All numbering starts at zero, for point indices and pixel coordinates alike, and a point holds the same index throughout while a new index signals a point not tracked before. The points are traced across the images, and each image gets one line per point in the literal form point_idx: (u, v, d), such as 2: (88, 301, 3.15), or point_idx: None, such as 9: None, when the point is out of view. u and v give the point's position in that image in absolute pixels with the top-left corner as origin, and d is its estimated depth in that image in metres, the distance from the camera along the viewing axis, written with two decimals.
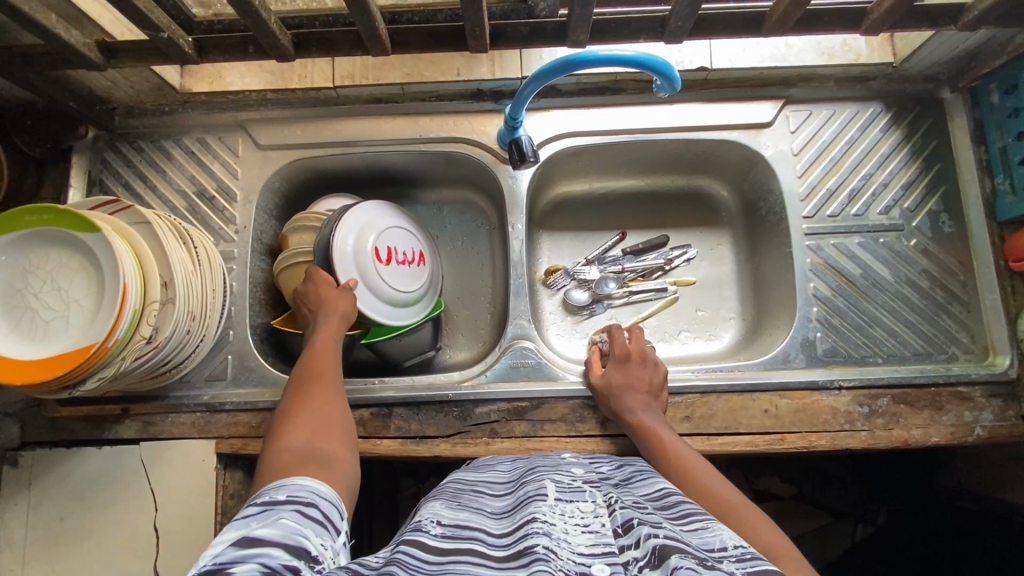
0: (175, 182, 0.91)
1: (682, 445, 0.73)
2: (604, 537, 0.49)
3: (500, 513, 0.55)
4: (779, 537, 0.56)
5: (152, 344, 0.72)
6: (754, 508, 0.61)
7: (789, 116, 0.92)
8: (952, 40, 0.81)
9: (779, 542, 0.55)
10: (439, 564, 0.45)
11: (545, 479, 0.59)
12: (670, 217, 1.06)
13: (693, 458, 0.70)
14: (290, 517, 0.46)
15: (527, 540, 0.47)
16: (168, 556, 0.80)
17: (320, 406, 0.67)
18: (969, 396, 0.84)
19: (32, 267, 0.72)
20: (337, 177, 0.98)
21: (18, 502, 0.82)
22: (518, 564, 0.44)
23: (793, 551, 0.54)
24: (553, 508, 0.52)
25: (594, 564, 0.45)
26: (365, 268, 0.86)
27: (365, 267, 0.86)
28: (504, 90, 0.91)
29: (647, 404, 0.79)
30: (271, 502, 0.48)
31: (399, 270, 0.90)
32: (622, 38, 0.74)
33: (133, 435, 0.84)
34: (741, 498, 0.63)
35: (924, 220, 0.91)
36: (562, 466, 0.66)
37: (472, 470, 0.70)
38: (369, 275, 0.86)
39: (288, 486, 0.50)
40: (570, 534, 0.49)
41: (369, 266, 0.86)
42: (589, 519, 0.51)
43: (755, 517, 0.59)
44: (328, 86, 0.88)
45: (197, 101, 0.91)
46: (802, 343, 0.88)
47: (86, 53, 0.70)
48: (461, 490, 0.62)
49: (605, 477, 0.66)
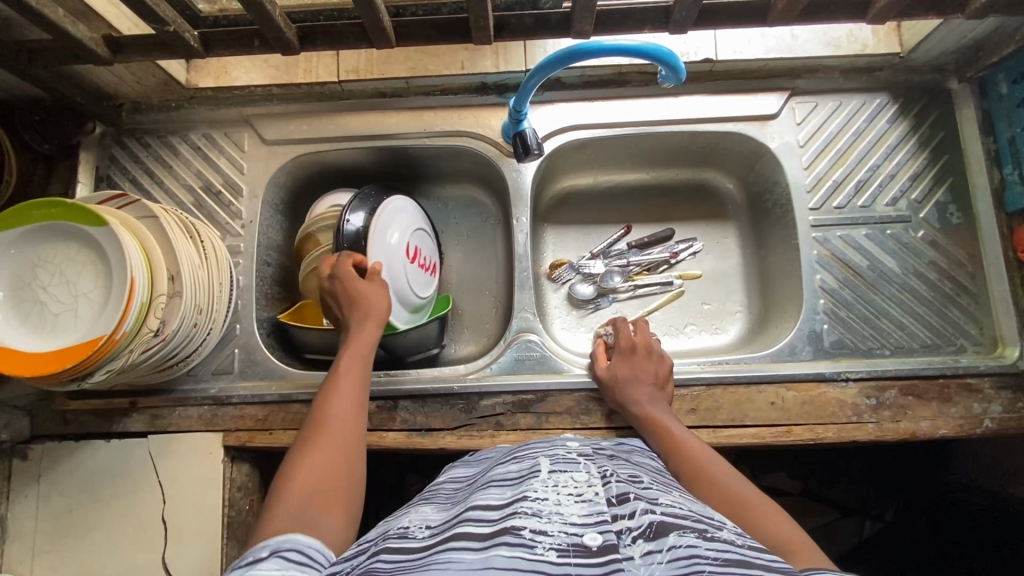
0: (181, 177, 0.92)
1: (690, 436, 0.73)
2: (598, 506, 0.49)
3: (494, 485, 0.55)
4: (793, 530, 0.56)
5: (159, 336, 0.72)
6: (767, 499, 0.61)
7: (795, 108, 0.92)
8: (959, 30, 0.81)
9: (794, 535, 0.55)
10: (423, 557, 0.45)
11: (539, 456, 0.60)
12: (675, 211, 1.05)
13: (700, 449, 0.69)
14: (271, 567, 0.46)
15: (512, 519, 0.46)
16: (175, 548, 0.81)
17: (343, 442, 0.66)
18: (978, 388, 0.83)
19: (41, 261, 0.72)
20: (342, 171, 0.99)
21: (28, 494, 0.83)
22: (503, 541, 0.44)
23: (809, 544, 0.54)
24: (547, 483, 0.53)
25: (586, 534, 0.45)
26: (394, 264, 0.87)
27: (394, 262, 0.87)
28: (509, 83, 0.91)
29: (656, 400, 0.78)
30: (254, 561, 0.47)
31: (415, 273, 0.91)
32: (626, 29, 0.73)
33: (141, 428, 0.85)
34: (753, 491, 0.62)
35: (932, 211, 0.90)
36: (556, 440, 0.66)
37: (470, 463, 0.71)
38: (397, 271, 0.87)
39: (273, 543, 0.50)
40: (563, 505, 0.49)
41: (398, 262, 0.88)
42: (583, 488, 0.52)
43: (766, 510, 0.59)
44: (333, 81, 0.90)
45: (203, 96, 0.92)
46: (808, 335, 0.87)
47: (92, 48, 0.70)
48: (459, 488, 0.62)
49: (601, 448, 0.67)
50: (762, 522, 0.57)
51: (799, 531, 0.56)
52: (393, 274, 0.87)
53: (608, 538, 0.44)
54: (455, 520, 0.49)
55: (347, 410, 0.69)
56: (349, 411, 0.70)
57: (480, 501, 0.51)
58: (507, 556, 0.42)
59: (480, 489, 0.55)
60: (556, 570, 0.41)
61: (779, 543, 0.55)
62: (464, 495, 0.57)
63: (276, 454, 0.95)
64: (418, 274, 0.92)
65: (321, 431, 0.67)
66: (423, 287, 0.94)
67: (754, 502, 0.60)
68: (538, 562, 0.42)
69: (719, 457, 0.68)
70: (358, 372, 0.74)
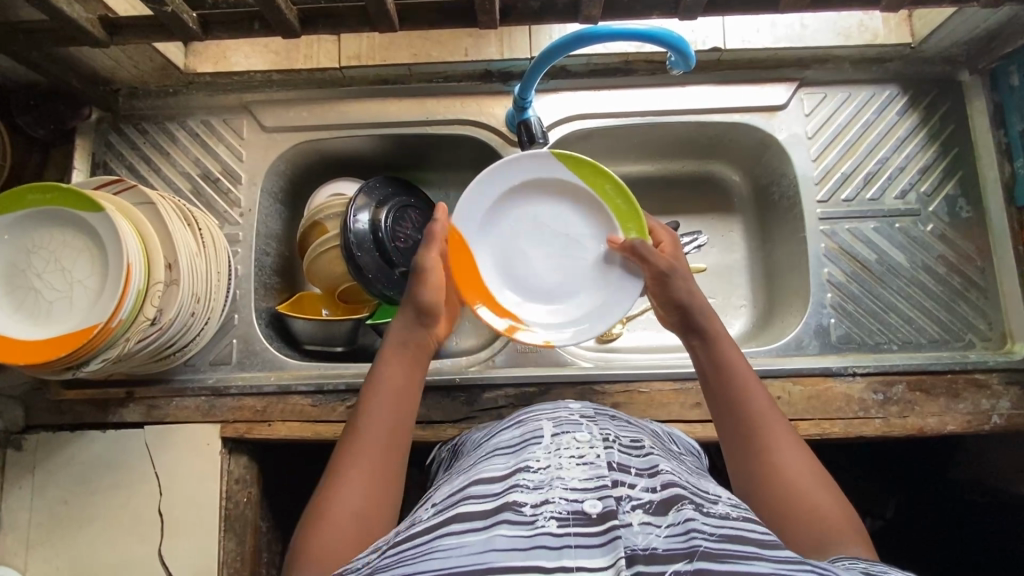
0: (179, 164, 0.90)
1: (740, 361, 0.64)
2: (599, 469, 0.48)
3: (498, 456, 0.54)
4: (837, 516, 0.51)
5: (157, 325, 0.71)
6: (811, 463, 0.56)
7: (803, 100, 0.90)
8: (973, 19, 0.80)
9: (838, 512, 0.52)
10: (423, 542, 0.43)
11: (542, 419, 0.58)
12: (680, 202, 1.04)
13: (753, 387, 0.61)
14: None
15: (511, 493, 0.46)
16: (172, 541, 0.80)
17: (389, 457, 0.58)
18: (986, 384, 0.82)
19: (35, 247, 0.71)
20: (342, 160, 0.97)
21: (22, 484, 0.82)
22: (503, 518, 0.43)
23: (853, 523, 0.51)
24: (549, 449, 0.51)
25: (586, 500, 0.44)
26: (543, 277, 0.80)
27: (547, 279, 0.80)
28: (513, 71, 0.90)
29: (711, 318, 0.67)
30: None
31: (534, 214, 0.80)
32: (633, 14, 0.72)
33: (137, 419, 0.83)
34: (798, 453, 0.57)
35: (941, 204, 0.89)
36: (559, 401, 0.63)
37: (473, 434, 0.70)
38: (532, 276, 0.80)
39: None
40: (565, 470, 0.48)
41: (546, 273, 0.80)
42: (585, 450, 0.51)
43: (813, 485, 0.54)
44: (333, 67, 0.88)
45: (201, 82, 0.90)
46: (815, 329, 0.86)
47: (88, 29, 0.69)
48: (462, 460, 0.62)
49: (603, 407, 0.64)
50: (805, 495, 0.53)
51: (843, 511, 0.52)
52: (529, 279, 0.80)
53: (608, 504, 0.44)
54: (456, 496, 0.48)
55: (381, 452, 0.58)
56: (392, 429, 0.59)
57: (483, 474, 0.50)
58: (507, 536, 0.41)
59: (483, 460, 0.54)
60: (557, 542, 0.41)
61: (821, 528, 0.50)
62: (468, 465, 0.56)
63: (274, 448, 0.94)
64: (534, 206, 0.80)
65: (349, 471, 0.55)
66: (530, 163, 0.77)
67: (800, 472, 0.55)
68: (537, 538, 0.41)
69: (769, 399, 0.61)
70: (403, 401, 0.62)
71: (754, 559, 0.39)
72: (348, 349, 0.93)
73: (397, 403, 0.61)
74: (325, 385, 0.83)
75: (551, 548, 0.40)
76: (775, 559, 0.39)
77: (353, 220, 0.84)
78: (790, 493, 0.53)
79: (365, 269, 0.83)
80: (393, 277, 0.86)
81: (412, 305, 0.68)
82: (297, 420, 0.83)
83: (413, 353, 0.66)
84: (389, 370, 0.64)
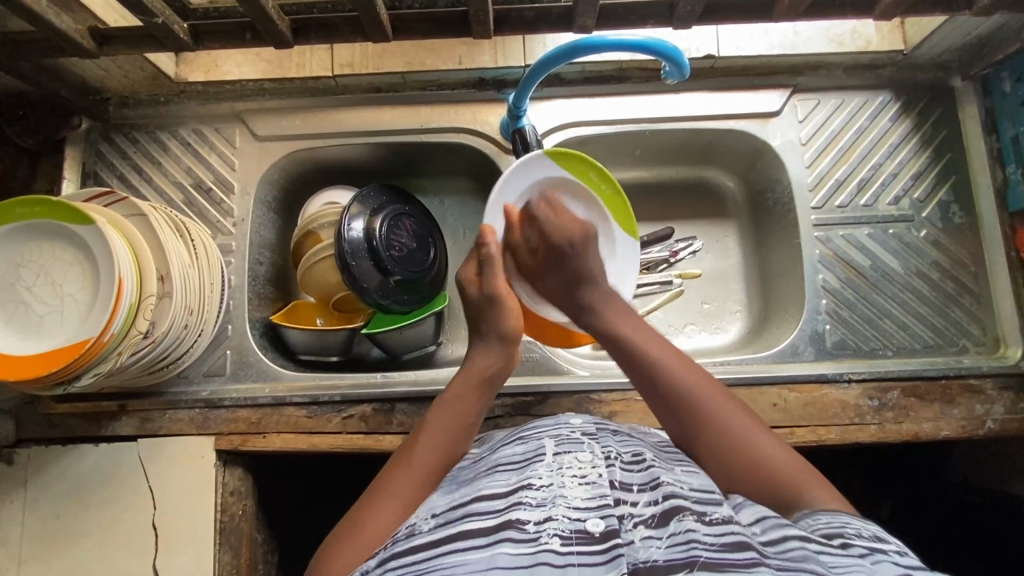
0: (171, 173, 0.89)
1: (653, 337, 0.63)
2: (601, 488, 0.48)
3: (499, 471, 0.54)
4: (788, 455, 0.54)
5: (148, 339, 0.70)
6: (760, 427, 0.56)
7: (797, 106, 0.91)
8: (964, 27, 0.80)
9: (791, 469, 0.53)
10: (428, 560, 0.44)
11: (544, 437, 0.58)
12: (676, 209, 1.03)
13: (671, 366, 0.59)
14: None
15: (515, 510, 0.46)
16: (167, 555, 0.79)
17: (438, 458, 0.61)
18: (980, 389, 0.82)
19: (25, 259, 0.70)
20: (336, 169, 0.97)
21: (13, 500, 0.80)
22: (507, 536, 0.44)
23: (810, 475, 0.52)
24: (551, 468, 0.51)
25: (589, 519, 0.45)
26: None
27: None
28: (507, 78, 0.90)
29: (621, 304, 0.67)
30: None
31: None
32: (628, 24, 0.72)
33: (130, 432, 0.82)
34: (740, 419, 0.56)
35: (935, 211, 0.89)
36: (559, 418, 0.63)
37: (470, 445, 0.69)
38: None
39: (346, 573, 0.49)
40: (567, 488, 0.49)
41: None
42: (588, 470, 0.51)
43: (770, 455, 0.54)
44: (326, 75, 0.87)
45: (193, 90, 0.89)
46: (811, 336, 0.87)
47: (77, 40, 0.68)
48: (464, 470, 0.61)
49: (603, 422, 0.64)
50: (761, 460, 0.54)
51: (799, 466, 0.53)
52: None
53: (610, 523, 0.44)
54: (459, 513, 0.48)
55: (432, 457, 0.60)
56: (448, 438, 0.62)
57: (485, 490, 0.50)
58: (511, 554, 0.42)
59: (484, 475, 0.54)
60: (561, 560, 0.42)
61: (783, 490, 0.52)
62: (469, 477, 0.56)
63: (270, 460, 0.93)
64: None
65: (390, 486, 0.57)
66: (523, 170, 0.76)
67: (741, 423, 0.56)
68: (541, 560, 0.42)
69: (687, 358, 0.61)
70: (457, 434, 0.63)
71: (755, 567, 0.39)
72: (343, 357, 0.93)
73: (459, 418, 0.63)
74: (320, 396, 0.83)
75: (555, 566, 0.41)
76: (777, 565, 0.39)
77: (338, 232, 0.84)
78: (747, 464, 0.54)
79: (359, 278, 0.83)
80: (388, 286, 0.85)
81: (496, 333, 0.68)
82: (292, 432, 0.82)
83: (484, 374, 0.66)
84: (457, 388, 0.65)
